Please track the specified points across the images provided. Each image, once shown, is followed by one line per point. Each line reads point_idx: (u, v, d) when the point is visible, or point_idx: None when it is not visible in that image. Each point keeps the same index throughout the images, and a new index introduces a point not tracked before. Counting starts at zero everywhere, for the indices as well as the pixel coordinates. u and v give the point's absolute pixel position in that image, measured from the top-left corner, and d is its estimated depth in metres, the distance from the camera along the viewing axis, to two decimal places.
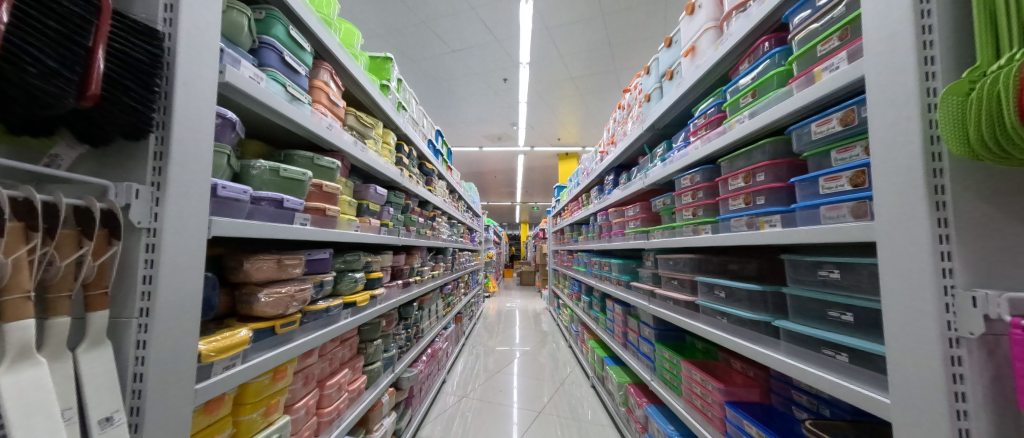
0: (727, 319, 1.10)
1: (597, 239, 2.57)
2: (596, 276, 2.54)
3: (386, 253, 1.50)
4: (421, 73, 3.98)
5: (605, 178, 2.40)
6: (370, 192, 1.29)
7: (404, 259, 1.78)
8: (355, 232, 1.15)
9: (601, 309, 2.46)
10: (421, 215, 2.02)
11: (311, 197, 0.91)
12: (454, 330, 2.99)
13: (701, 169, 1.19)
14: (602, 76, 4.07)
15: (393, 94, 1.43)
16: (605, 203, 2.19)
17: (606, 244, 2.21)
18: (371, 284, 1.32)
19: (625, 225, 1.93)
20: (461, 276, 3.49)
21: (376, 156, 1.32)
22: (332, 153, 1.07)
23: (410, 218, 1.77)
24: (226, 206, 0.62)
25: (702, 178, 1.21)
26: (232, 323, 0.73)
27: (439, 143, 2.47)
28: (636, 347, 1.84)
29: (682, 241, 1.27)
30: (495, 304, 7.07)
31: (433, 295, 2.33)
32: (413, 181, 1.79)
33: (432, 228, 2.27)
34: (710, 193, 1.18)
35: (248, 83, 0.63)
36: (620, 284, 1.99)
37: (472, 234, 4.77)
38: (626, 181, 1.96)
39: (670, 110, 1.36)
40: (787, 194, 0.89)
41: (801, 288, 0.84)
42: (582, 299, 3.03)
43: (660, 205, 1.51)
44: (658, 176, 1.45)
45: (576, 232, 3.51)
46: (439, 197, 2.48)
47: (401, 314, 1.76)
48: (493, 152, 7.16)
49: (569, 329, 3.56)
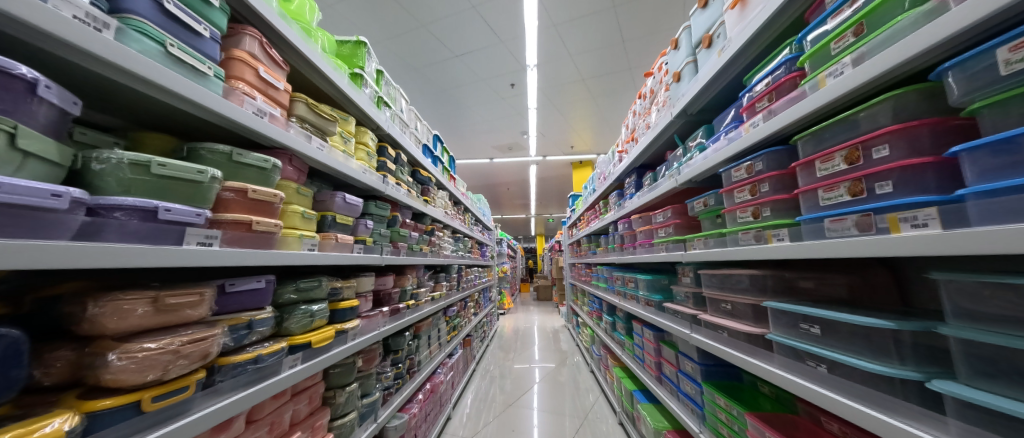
0: (826, 368, 0.67)
1: (619, 251, 2.22)
2: (619, 294, 2.16)
3: (362, 275, 1.23)
4: (426, 81, 3.88)
5: (625, 181, 2.09)
6: (337, 202, 1.05)
7: (392, 281, 1.52)
8: (309, 252, 0.89)
9: (626, 333, 2.01)
10: (414, 229, 1.77)
11: (231, 207, 0.68)
12: (461, 355, 2.68)
13: (766, 153, 0.77)
14: (616, 76, 3.81)
15: (368, 86, 1.22)
16: (627, 210, 1.87)
17: (630, 257, 1.85)
18: (337, 317, 1.06)
19: (652, 234, 1.58)
20: (470, 294, 3.21)
21: (346, 159, 1.09)
22: (273, 151, 0.84)
23: (398, 233, 1.52)
24: (32, 218, 0.37)
25: (767, 167, 0.79)
26: (73, 399, 0.48)
27: (439, 149, 2.28)
28: (675, 386, 1.27)
29: (733, 252, 0.87)
30: (511, 322, 6.66)
31: (433, 319, 2.05)
32: (402, 190, 1.55)
33: (430, 243, 2.01)
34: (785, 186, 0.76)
35: (76, 28, 0.40)
36: (649, 305, 1.59)
37: (483, 248, 4.51)
38: (652, 181, 1.64)
39: (708, 87, 0.99)
40: (946, 172, 0.47)
41: (983, 334, 0.43)
42: (603, 319, 2.65)
43: (701, 207, 1.09)
44: (694, 172, 1.07)
45: (594, 243, 3.18)
46: (440, 208, 2.24)
47: (390, 345, 1.48)
48: (504, 163, 6.99)
49: (591, 353, 3.15)
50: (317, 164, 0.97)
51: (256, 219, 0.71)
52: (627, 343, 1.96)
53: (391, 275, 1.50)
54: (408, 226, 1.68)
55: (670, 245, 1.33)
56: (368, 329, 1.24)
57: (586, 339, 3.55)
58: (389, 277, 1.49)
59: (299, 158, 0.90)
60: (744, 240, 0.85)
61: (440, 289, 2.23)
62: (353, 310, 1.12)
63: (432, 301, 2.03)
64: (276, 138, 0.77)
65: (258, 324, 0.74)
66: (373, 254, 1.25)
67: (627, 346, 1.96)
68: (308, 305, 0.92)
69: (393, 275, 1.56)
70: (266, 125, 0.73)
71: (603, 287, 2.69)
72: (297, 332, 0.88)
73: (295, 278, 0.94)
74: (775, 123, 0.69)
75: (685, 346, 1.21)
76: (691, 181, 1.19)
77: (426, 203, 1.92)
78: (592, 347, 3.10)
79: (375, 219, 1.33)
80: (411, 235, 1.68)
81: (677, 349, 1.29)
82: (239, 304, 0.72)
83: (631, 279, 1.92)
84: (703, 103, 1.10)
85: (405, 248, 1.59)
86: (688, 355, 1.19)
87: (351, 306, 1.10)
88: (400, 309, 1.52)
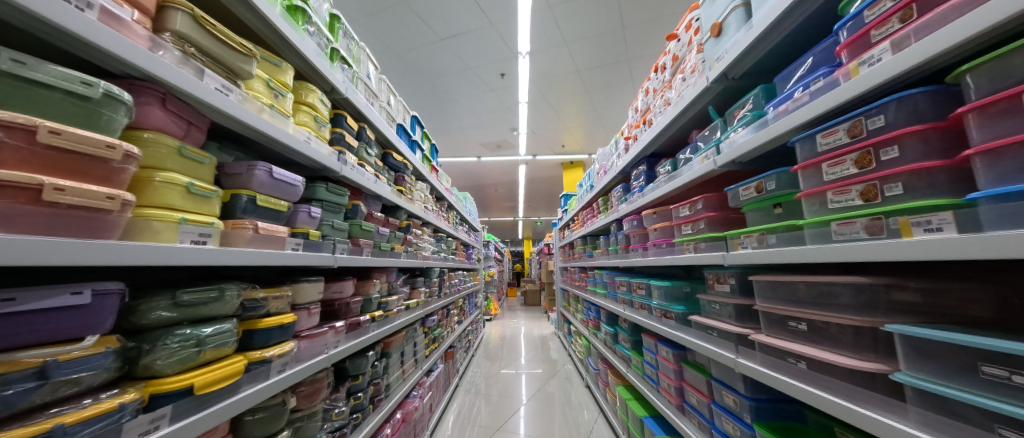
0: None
1: (622, 253, 1.98)
2: (623, 302, 1.90)
3: (302, 279, 0.91)
4: (408, 68, 3.56)
5: (632, 174, 1.86)
6: (259, 177, 0.73)
7: (351, 287, 1.19)
8: (188, 245, 0.56)
9: (633, 348, 1.79)
10: (383, 224, 1.45)
11: (3, 160, 0.34)
12: (441, 372, 2.35)
13: (892, 101, 0.50)
14: (611, 68, 3.64)
15: (314, 27, 0.92)
16: (638, 205, 1.63)
17: (640, 260, 1.60)
18: (254, 342, 0.72)
19: (673, 233, 1.33)
20: (453, 300, 2.91)
21: (275, 117, 0.78)
22: (129, 81, 0.51)
23: (360, 227, 1.20)
24: None
25: (891, 124, 0.52)
26: None
27: (418, 134, 1.98)
28: (704, 418, 1.06)
29: (832, 250, 0.61)
30: (499, 329, 6.33)
31: (408, 332, 1.72)
32: (367, 173, 1.24)
33: (405, 242, 1.69)
34: (944, 144, 0.48)
35: None
36: (667, 316, 1.34)
37: (468, 250, 4.19)
38: (669, 171, 1.40)
39: (768, 34, 0.76)
40: None
41: None
42: (602, 329, 2.41)
43: (753, 194, 0.85)
44: (750, 146, 0.82)
45: (591, 244, 2.95)
46: (418, 203, 1.93)
47: (347, 370, 1.16)
48: (493, 162, 6.70)
49: (586, 365, 2.88)
50: (219, 116, 0.66)
51: (63, 183, 0.38)
52: (635, 358, 1.71)
53: (350, 280, 1.18)
54: (375, 219, 1.36)
55: (701, 244, 1.08)
56: (312, 350, 0.90)
57: (579, 348, 3.30)
58: (347, 281, 1.16)
59: (180, 99, 0.58)
60: (843, 232, 0.59)
61: (416, 295, 1.90)
62: (287, 330, 0.80)
63: (408, 310, 1.71)
64: (117, 54, 0.45)
65: (51, 373, 0.39)
66: (320, 253, 0.93)
67: (634, 363, 1.71)
68: (194, 329, 0.59)
69: (355, 279, 1.24)
70: (93, 25, 0.42)
71: (602, 293, 2.43)
72: (171, 373, 0.54)
73: (177, 286, 0.61)
74: (929, 44, 0.43)
75: (723, 372, 0.98)
76: (732, 163, 0.95)
77: (400, 193, 1.61)
78: (588, 359, 2.84)
79: (328, 205, 1.02)
80: (378, 230, 1.35)
81: (709, 374, 1.07)
82: (31, 336, 0.39)
83: (639, 285, 1.67)
84: (754, 59, 0.86)
85: (371, 246, 1.27)
86: (727, 384, 0.97)
87: (279, 324, 0.76)
88: (362, 323, 1.20)
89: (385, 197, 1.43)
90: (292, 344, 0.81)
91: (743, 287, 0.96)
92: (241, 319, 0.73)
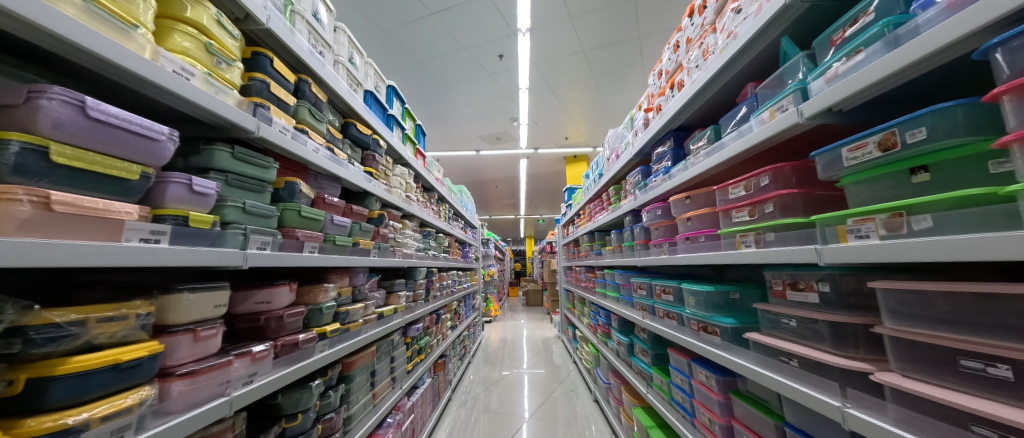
0: None
1: (640, 250, 1.67)
2: (642, 309, 1.60)
3: (184, 287, 0.60)
4: (397, 48, 3.24)
5: (654, 155, 1.55)
6: (56, 114, 0.41)
7: (289, 296, 0.88)
8: None
9: (656, 365, 1.49)
10: (341, 213, 1.14)
11: None
12: (429, 387, 2.04)
13: None
14: (619, 48, 3.33)
15: None
16: (664, 190, 1.31)
17: (667, 258, 1.29)
18: (46, 401, 0.40)
19: (719, 222, 1.02)
20: (445, 303, 2.61)
21: (105, 22, 0.46)
22: None
23: (296, 213, 0.87)
24: None
25: None
26: None
27: (398, 109, 1.67)
28: None
29: None
30: (499, 331, 6.01)
31: (382, 345, 1.42)
32: (311, 142, 0.93)
33: (377, 237, 1.39)
34: None
35: None
36: (709, 331, 1.02)
37: (464, 247, 3.88)
38: (710, 142, 1.08)
39: None
40: None
41: None
42: (614, 337, 2.10)
43: (872, 154, 0.58)
44: (886, 71, 0.51)
45: (599, 240, 2.64)
46: (398, 191, 1.64)
47: (284, 407, 0.86)
48: (492, 155, 6.37)
49: (594, 376, 2.57)
50: None
51: None
52: (659, 379, 1.40)
53: (287, 285, 0.87)
54: (328, 205, 1.05)
55: (771, 234, 0.78)
56: (201, 394, 0.60)
57: (586, 356, 2.99)
58: (282, 288, 0.86)
59: None
60: None
61: (395, 301, 1.60)
62: (132, 372, 0.50)
63: (381, 319, 1.40)
64: None
65: None
66: (217, 248, 0.64)
67: (658, 384, 1.41)
68: None
69: (296, 284, 0.93)
70: None
71: (614, 297, 2.12)
72: None
73: None
74: None
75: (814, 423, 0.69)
76: (825, 113, 0.65)
77: (368, 175, 1.30)
78: (597, 369, 2.52)
79: (241, 179, 0.71)
80: (331, 219, 1.04)
81: (780, 418, 0.80)
82: None
83: (665, 288, 1.35)
84: None
85: (319, 239, 0.97)
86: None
87: (108, 363, 0.46)
88: (303, 343, 0.89)
89: (344, 178, 1.12)
90: (142, 392, 0.51)
91: (840, 296, 0.66)
92: (20, 360, 0.41)
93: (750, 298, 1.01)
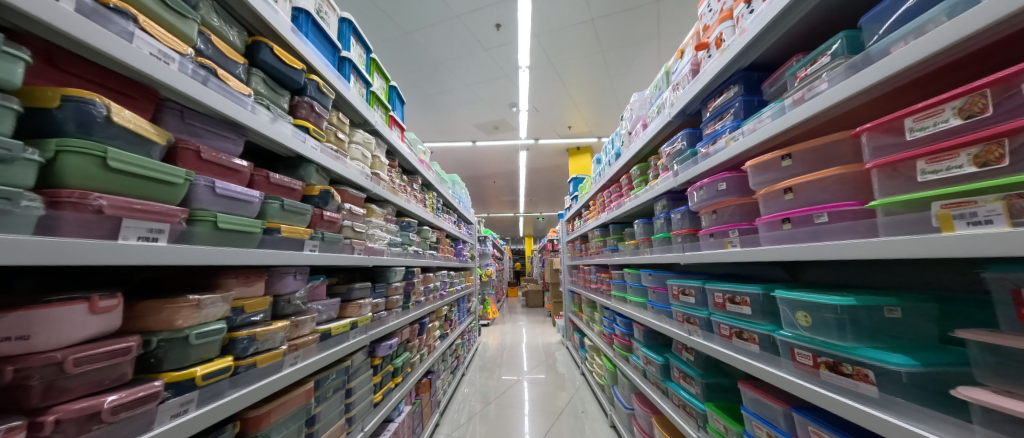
0: None
1: (683, 243, 1.26)
2: (688, 322, 1.19)
3: None
4: (378, 14, 2.82)
5: (708, 112, 1.12)
6: None
7: (79, 329, 0.44)
8: None
9: (713, 402, 1.07)
10: (244, 183, 0.72)
11: None
12: (409, 416, 1.63)
13: None
14: (633, 16, 2.93)
15: None
16: (735, 153, 0.91)
17: (744, 253, 0.87)
18: None
19: (873, 188, 0.60)
20: (433, 309, 2.19)
21: None
22: None
23: (104, 162, 0.44)
24: None
25: None
26: None
27: (359, 56, 1.25)
28: None
29: None
30: (498, 336, 5.58)
31: (330, 377, 0.99)
32: (148, 41, 0.50)
33: (322, 223, 0.97)
34: None
35: None
36: (850, 373, 0.60)
37: (458, 245, 3.47)
38: (836, 62, 0.66)
39: None
40: None
41: None
42: (640, 353, 1.68)
43: None
44: None
45: (616, 235, 2.23)
46: (359, 164, 1.21)
47: None
48: (489, 147, 5.95)
49: (611, 395, 2.15)
50: None
51: None
52: (722, 425, 0.98)
53: (82, 303, 0.44)
54: (210, 164, 0.63)
55: None
56: None
57: (598, 369, 2.58)
58: (69, 307, 0.42)
59: None
60: None
61: (353, 313, 1.17)
62: None
63: (327, 342, 0.98)
64: None
65: None
66: None
67: (720, 431, 0.99)
68: None
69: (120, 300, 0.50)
70: None
71: (640, 303, 1.71)
72: None
73: None
74: None
75: None
76: None
77: (303, 131, 0.89)
78: (615, 387, 2.10)
79: None
80: (212, 186, 0.62)
81: None
82: None
83: (735, 295, 0.94)
84: None
85: (178, 219, 0.55)
86: None
87: None
88: (114, 413, 0.45)
89: (246, 126, 0.70)
90: None
91: None
92: None
93: (915, 317, 0.61)
